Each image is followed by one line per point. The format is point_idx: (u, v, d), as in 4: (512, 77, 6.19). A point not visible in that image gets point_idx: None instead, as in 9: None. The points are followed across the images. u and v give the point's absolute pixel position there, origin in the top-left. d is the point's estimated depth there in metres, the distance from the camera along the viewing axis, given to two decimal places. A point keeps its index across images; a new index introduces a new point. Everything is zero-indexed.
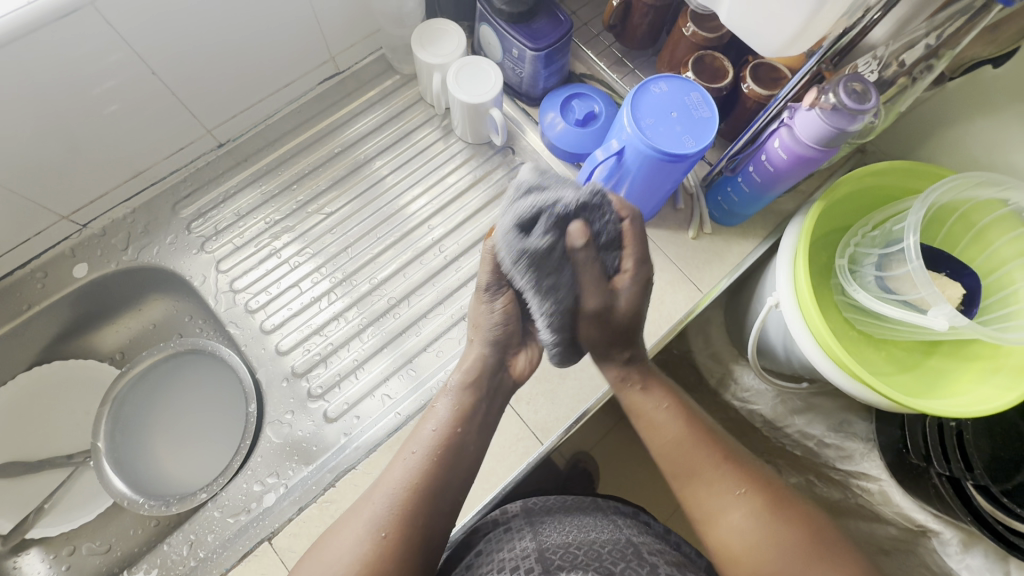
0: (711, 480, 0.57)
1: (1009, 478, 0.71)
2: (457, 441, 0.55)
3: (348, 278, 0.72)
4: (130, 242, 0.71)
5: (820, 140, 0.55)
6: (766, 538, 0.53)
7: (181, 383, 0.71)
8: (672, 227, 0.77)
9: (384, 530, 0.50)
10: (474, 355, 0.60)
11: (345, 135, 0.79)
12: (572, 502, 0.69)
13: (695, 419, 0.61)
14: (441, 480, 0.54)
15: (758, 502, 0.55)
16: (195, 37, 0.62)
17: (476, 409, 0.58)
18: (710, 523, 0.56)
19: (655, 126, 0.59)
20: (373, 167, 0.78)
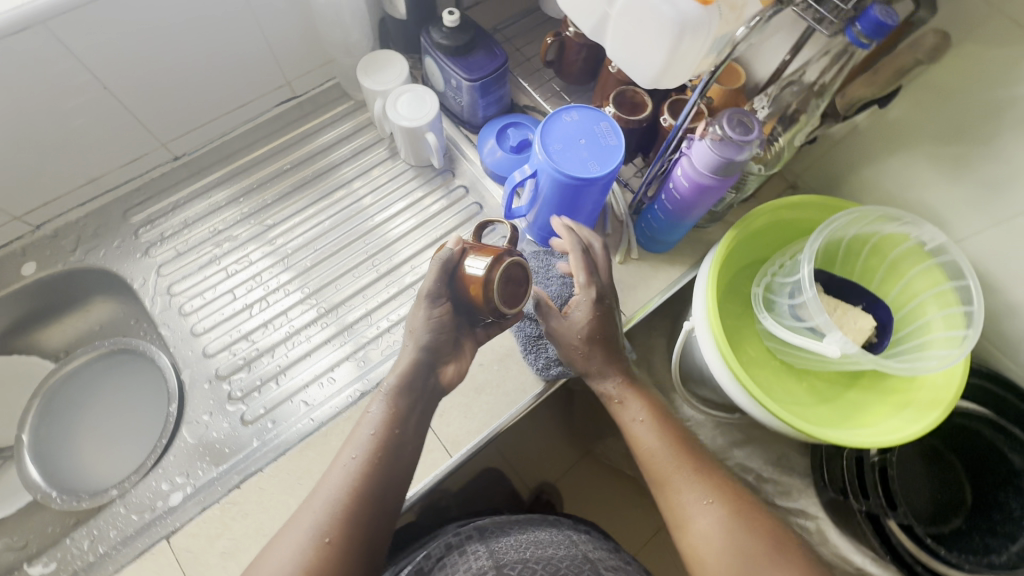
0: (682, 488, 0.59)
1: (944, 522, 0.72)
2: (388, 446, 0.55)
3: (282, 287, 0.75)
4: (79, 244, 0.75)
5: (714, 170, 0.58)
6: (731, 546, 0.55)
7: (107, 382, 0.73)
8: (602, 251, 0.79)
9: (328, 537, 0.51)
10: (406, 359, 0.59)
11: (313, 145, 0.85)
12: (524, 521, 0.69)
13: (673, 430, 0.62)
14: (386, 479, 0.54)
15: (728, 511, 0.57)
16: (148, 58, 0.67)
17: (407, 411, 0.57)
18: (682, 530, 0.58)
19: (563, 151, 0.62)
20: (339, 173, 0.84)
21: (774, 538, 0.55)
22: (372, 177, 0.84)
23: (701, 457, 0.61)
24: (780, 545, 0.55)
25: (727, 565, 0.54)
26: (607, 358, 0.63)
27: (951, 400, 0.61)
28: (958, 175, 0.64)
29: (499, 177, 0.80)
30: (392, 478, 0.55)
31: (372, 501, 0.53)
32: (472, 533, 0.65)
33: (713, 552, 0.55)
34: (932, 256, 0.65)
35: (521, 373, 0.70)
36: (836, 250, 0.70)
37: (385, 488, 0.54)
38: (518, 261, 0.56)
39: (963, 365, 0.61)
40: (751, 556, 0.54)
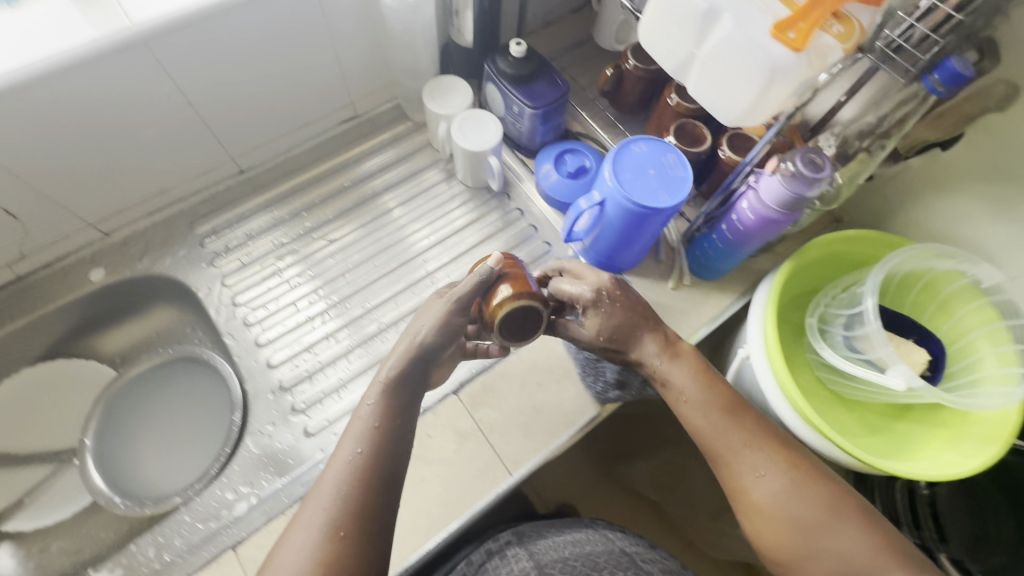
0: (737, 462, 0.58)
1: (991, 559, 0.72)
2: (378, 451, 0.52)
3: (342, 301, 0.77)
4: (146, 252, 0.77)
5: (782, 204, 0.60)
6: (791, 515, 0.56)
7: (168, 391, 0.75)
8: (654, 277, 0.81)
9: (342, 531, 0.48)
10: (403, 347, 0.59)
11: (357, 171, 0.87)
12: (559, 523, 0.69)
13: (722, 401, 0.60)
14: (387, 475, 0.51)
15: (785, 483, 0.57)
16: (232, 78, 0.70)
17: (398, 407, 0.55)
18: (741, 499, 0.59)
19: (633, 180, 0.64)
20: (381, 201, 0.85)
21: (833, 505, 0.56)
22: (401, 195, 0.86)
23: (753, 425, 0.60)
24: (838, 511, 0.55)
25: (789, 533, 0.56)
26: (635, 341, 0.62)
27: (1010, 435, 0.62)
28: (1013, 218, 0.66)
29: (555, 201, 0.83)
30: (384, 480, 0.51)
31: (373, 504, 0.50)
32: (512, 538, 0.67)
33: (773, 522, 0.56)
34: (987, 295, 0.67)
35: (577, 395, 0.72)
36: (889, 284, 0.72)
37: (386, 496, 0.51)
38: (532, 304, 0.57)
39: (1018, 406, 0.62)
40: (814, 524, 0.55)
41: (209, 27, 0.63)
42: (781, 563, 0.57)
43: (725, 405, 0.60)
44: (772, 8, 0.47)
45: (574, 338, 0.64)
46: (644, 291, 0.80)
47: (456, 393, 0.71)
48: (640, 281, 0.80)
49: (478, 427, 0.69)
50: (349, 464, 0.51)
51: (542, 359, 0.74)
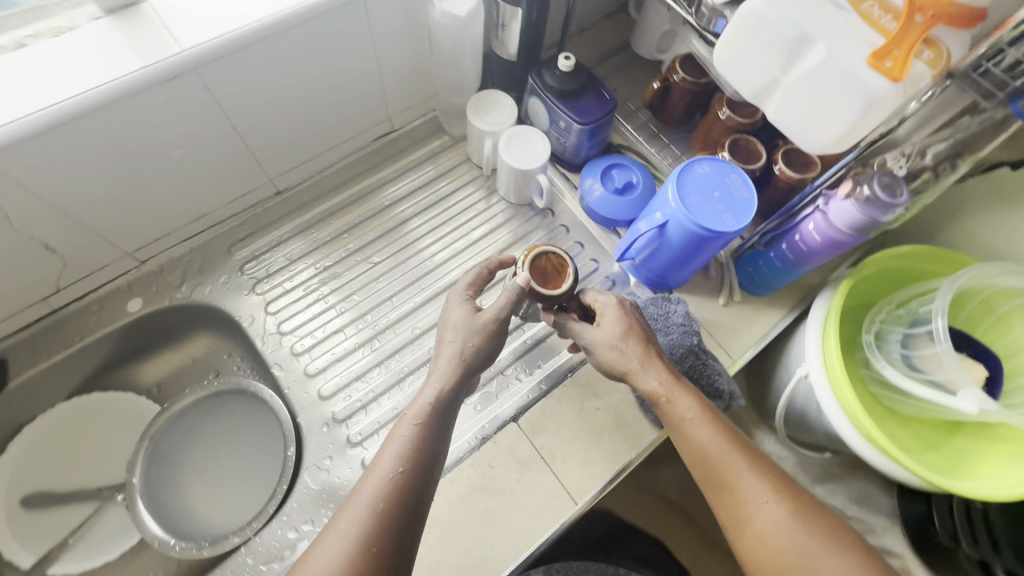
0: (740, 488, 0.59)
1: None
2: (408, 481, 0.51)
3: (390, 327, 0.75)
4: (185, 280, 0.74)
5: (853, 227, 0.59)
6: (793, 544, 0.56)
7: (214, 423, 0.71)
8: (704, 293, 0.80)
9: (373, 548, 0.48)
10: (447, 361, 0.58)
11: (375, 202, 0.83)
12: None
13: (725, 429, 0.62)
14: (411, 502, 0.51)
15: (787, 511, 0.57)
16: (276, 101, 0.67)
17: (423, 445, 0.53)
18: (742, 527, 0.58)
19: (698, 203, 0.63)
20: (408, 230, 0.82)
21: (833, 533, 0.56)
22: (429, 217, 0.83)
23: (753, 452, 0.61)
24: (836, 537, 0.56)
25: (790, 564, 0.55)
26: (647, 357, 0.63)
27: None
28: None
29: (601, 216, 0.81)
30: (408, 512, 0.51)
31: (394, 530, 0.49)
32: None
33: (775, 552, 0.56)
34: None
35: (636, 418, 0.71)
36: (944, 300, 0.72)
37: (410, 529, 0.50)
38: (550, 248, 0.68)
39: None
40: (812, 550, 0.55)
41: (257, 52, 0.60)
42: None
43: (728, 432, 0.61)
44: (872, 36, 0.46)
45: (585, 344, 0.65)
46: (695, 308, 0.79)
47: (515, 420, 0.70)
48: (690, 298, 0.79)
49: (539, 455, 0.68)
50: (378, 487, 0.51)
51: (599, 382, 0.72)
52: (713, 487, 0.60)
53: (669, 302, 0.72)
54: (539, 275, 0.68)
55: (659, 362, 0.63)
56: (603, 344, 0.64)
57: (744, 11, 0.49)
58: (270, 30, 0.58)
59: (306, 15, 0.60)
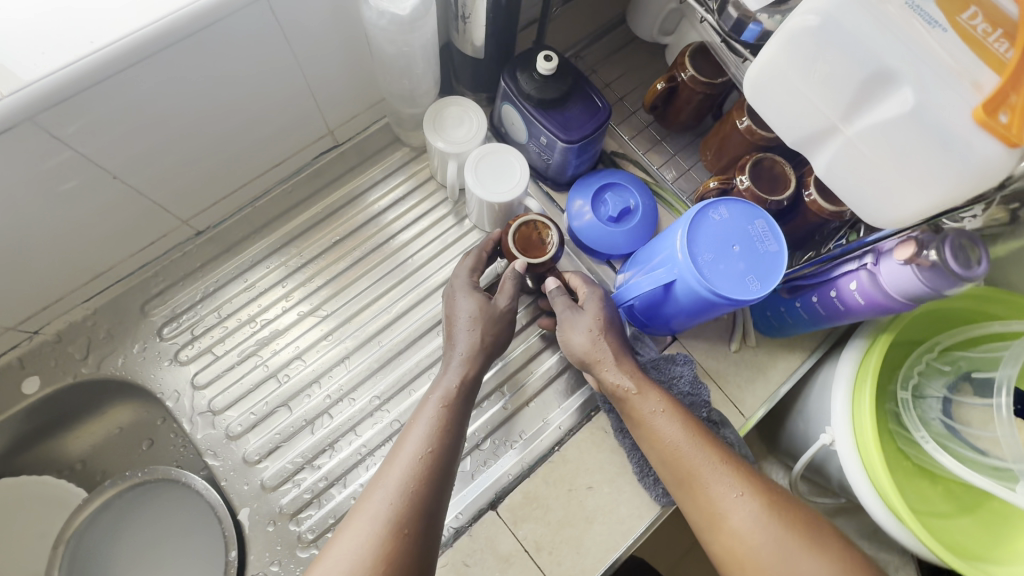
0: (710, 482, 0.50)
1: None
2: (437, 464, 0.48)
3: (347, 393, 0.63)
4: (90, 350, 0.61)
5: (908, 294, 0.47)
6: (768, 541, 0.47)
7: (151, 509, 0.61)
8: (713, 337, 0.68)
9: (407, 528, 0.44)
10: (468, 339, 0.57)
11: (347, 219, 0.69)
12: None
13: (696, 423, 0.54)
14: (436, 490, 0.47)
15: (762, 505, 0.49)
16: (169, 134, 0.52)
17: (450, 428, 0.51)
18: (714, 528, 0.50)
19: (714, 263, 0.50)
20: (399, 245, 0.69)
21: (816, 533, 0.48)
22: (423, 230, 0.70)
23: (724, 445, 0.53)
24: (818, 535, 0.47)
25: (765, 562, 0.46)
26: (618, 348, 0.57)
27: None
28: None
29: (592, 249, 0.68)
30: (438, 485, 0.47)
31: (424, 512, 0.45)
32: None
33: (750, 550, 0.47)
34: None
35: (635, 497, 0.61)
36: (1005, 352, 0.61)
37: (433, 514, 0.46)
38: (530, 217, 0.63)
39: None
40: (793, 546, 0.46)
41: (129, 82, 0.45)
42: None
43: (698, 424, 0.53)
44: (977, 71, 0.31)
45: (568, 334, 0.59)
46: (703, 356, 0.67)
47: (493, 506, 0.60)
48: (697, 344, 0.68)
49: (523, 548, 0.58)
50: (410, 468, 0.47)
51: (591, 455, 0.62)
52: (683, 487, 0.51)
53: (674, 363, 0.62)
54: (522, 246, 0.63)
55: (627, 357, 0.57)
56: (579, 326, 0.58)
57: (791, 25, 0.36)
58: (134, 57, 0.43)
59: (184, 31, 0.44)
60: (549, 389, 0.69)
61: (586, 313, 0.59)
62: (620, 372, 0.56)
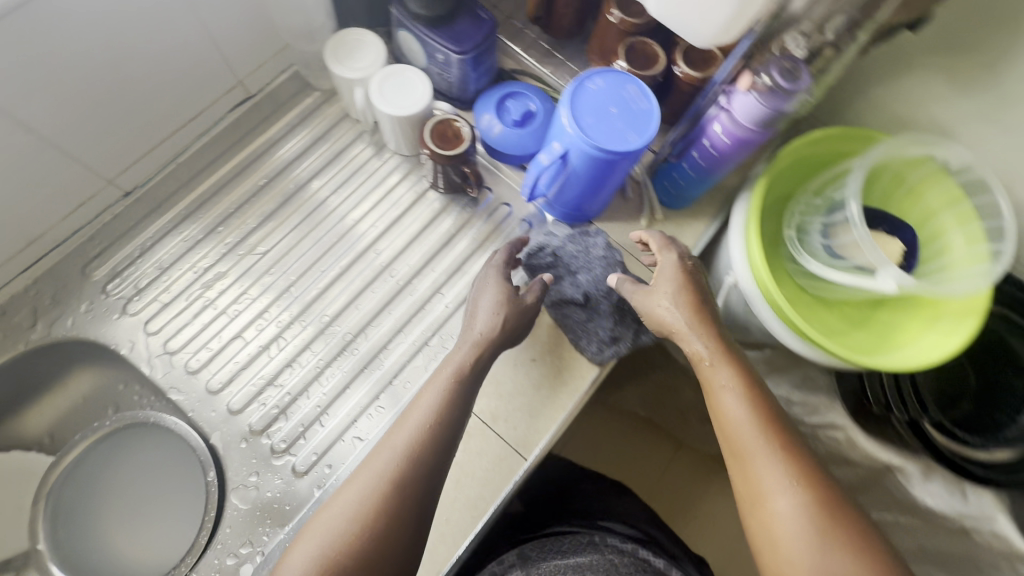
0: (764, 465, 0.54)
1: (960, 407, 0.81)
2: (441, 432, 0.53)
3: (298, 317, 0.68)
4: (38, 316, 0.63)
5: (758, 121, 0.55)
6: (808, 532, 0.50)
7: (125, 456, 0.65)
8: (624, 217, 0.75)
9: (406, 488, 0.50)
10: (490, 320, 0.61)
11: (272, 162, 0.73)
12: (568, 543, 0.69)
13: (772, 410, 0.58)
14: (435, 461, 0.52)
15: (809, 496, 0.51)
16: (73, 83, 0.56)
17: (460, 401, 0.56)
18: (757, 505, 0.54)
19: (596, 124, 0.57)
20: (311, 190, 0.73)
21: (858, 534, 0.50)
22: (329, 176, 0.74)
23: (791, 441, 0.56)
24: (859, 538, 0.49)
25: (801, 546, 0.50)
26: (699, 317, 0.61)
27: (984, 307, 0.64)
28: (975, 94, 0.65)
29: (506, 155, 0.73)
30: (435, 454, 0.53)
31: (427, 479, 0.52)
32: (514, 560, 0.70)
33: (785, 533, 0.51)
34: (955, 176, 0.66)
35: (576, 361, 0.68)
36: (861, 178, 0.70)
37: (430, 482, 0.52)
38: (442, 114, 0.67)
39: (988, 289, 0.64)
40: (831, 545, 0.49)
41: (27, 24, 0.49)
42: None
43: (767, 413, 0.57)
44: None
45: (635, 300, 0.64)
46: (619, 235, 0.75)
47: None
48: (611, 224, 0.75)
49: (481, 421, 0.64)
50: (414, 435, 0.53)
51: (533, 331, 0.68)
52: (737, 458, 0.56)
53: (588, 236, 0.71)
54: (438, 141, 0.66)
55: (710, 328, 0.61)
56: (651, 303, 0.63)
57: None
58: None
59: None
60: None
61: (660, 283, 0.63)
62: (700, 338, 0.60)
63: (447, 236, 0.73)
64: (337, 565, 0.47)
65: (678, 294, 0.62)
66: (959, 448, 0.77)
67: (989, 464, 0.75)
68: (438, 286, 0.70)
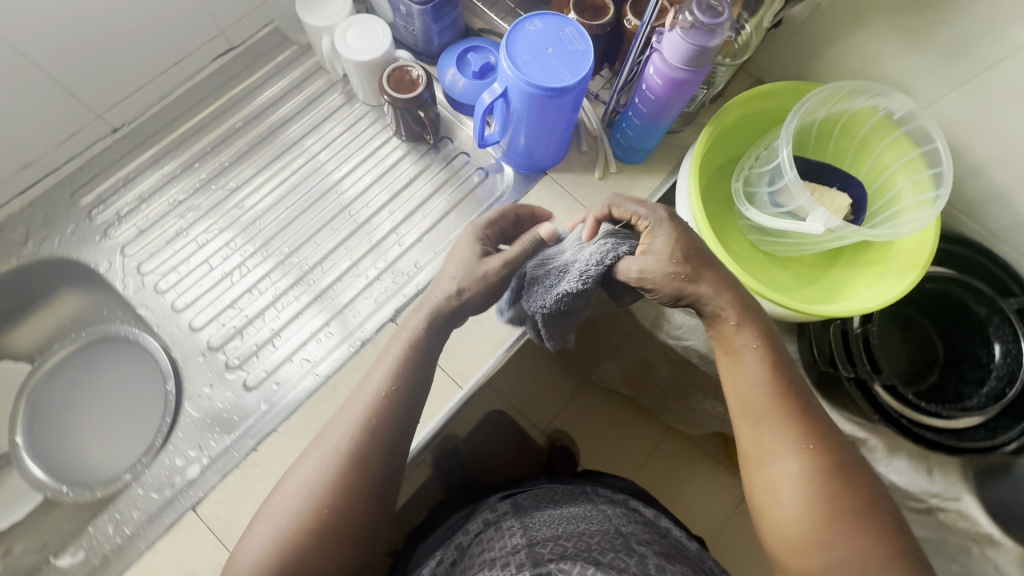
0: (775, 427, 0.51)
1: (923, 380, 0.81)
2: (398, 395, 0.54)
3: (264, 246, 0.72)
4: (29, 235, 0.70)
5: (687, 60, 0.57)
6: (815, 500, 0.48)
7: (95, 371, 0.74)
8: (578, 169, 0.77)
9: (367, 450, 0.52)
10: (449, 291, 0.59)
11: (250, 107, 0.78)
12: (561, 494, 0.70)
13: (787, 369, 0.53)
14: (396, 419, 0.53)
15: (820, 465, 0.49)
16: (63, 17, 0.62)
17: (416, 366, 0.56)
18: (763, 464, 0.51)
19: (531, 63, 0.60)
20: (287, 132, 0.78)
21: (864, 501, 0.48)
22: (305, 119, 0.79)
23: (804, 404, 0.52)
24: (865, 505, 0.48)
25: (806, 516, 0.48)
26: (711, 279, 0.53)
27: (928, 261, 0.65)
28: (927, 45, 0.66)
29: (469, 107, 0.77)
30: (398, 418, 0.53)
31: (387, 449, 0.53)
32: (509, 508, 0.67)
33: (791, 501, 0.49)
34: (899, 127, 0.66)
35: None
36: (808, 133, 0.71)
37: (394, 440, 0.53)
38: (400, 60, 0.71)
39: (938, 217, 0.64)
40: (837, 510, 0.47)
41: None
42: (779, 548, 0.49)
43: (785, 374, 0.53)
44: None
45: (646, 273, 0.53)
46: (573, 186, 0.77)
47: (393, 319, 0.67)
48: (566, 176, 0.77)
49: None
50: (371, 401, 0.54)
51: None
52: (747, 420, 0.52)
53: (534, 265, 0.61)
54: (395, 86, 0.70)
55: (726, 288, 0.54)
56: (655, 271, 0.53)
57: None
58: None
59: None
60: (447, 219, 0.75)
61: (659, 249, 0.53)
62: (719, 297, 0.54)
63: (407, 180, 0.77)
64: (299, 542, 0.49)
65: (688, 246, 0.54)
66: (942, 421, 0.73)
67: (941, 428, 0.73)
68: (395, 226, 0.74)
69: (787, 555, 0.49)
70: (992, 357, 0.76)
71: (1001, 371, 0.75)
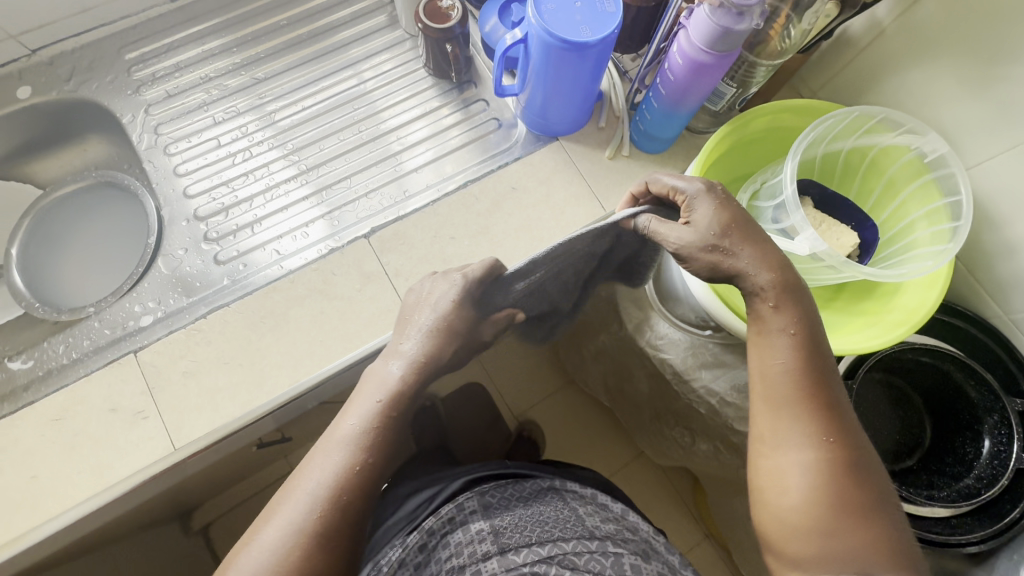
0: (795, 416, 0.46)
1: (899, 461, 0.74)
2: (371, 470, 0.46)
3: (282, 135, 0.76)
4: (73, 75, 0.76)
5: (712, 41, 0.55)
6: (824, 492, 0.44)
7: (100, 212, 0.81)
8: (592, 144, 0.74)
9: (332, 539, 0.44)
10: (426, 348, 0.48)
11: (299, 9, 0.82)
12: (528, 488, 0.62)
13: (823, 356, 0.48)
14: (364, 491, 0.46)
15: (837, 458, 0.45)
16: None
17: (385, 440, 0.46)
18: (771, 449, 0.47)
19: (556, 12, 0.58)
20: (336, 36, 0.81)
21: (875, 502, 0.44)
22: (356, 28, 0.82)
23: (832, 397, 0.47)
24: (873, 507, 0.44)
25: (816, 507, 0.44)
26: (757, 248, 0.48)
27: (922, 319, 0.60)
28: (982, 92, 0.60)
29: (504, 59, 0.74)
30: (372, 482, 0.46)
31: (351, 534, 0.45)
32: (477, 507, 0.59)
33: (799, 490, 0.45)
34: (931, 172, 0.61)
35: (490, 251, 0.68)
36: (833, 162, 0.68)
37: (360, 515, 0.45)
38: None
39: (944, 276, 0.59)
40: (846, 508, 0.44)
41: None
42: (774, 533, 0.46)
43: (818, 364, 0.47)
44: None
45: (688, 239, 0.48)
46: (580, 158, 0.74)
47: (366, 236, 0.68)
48: (576, 147, 0.74)
49: (384, 272, 0.66)
50: (335, 483, 0.45)
51: (457, 211, 0.69)
52: (767, 404, 0.47)
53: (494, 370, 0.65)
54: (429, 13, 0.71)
55: (773, 255, 0.48)
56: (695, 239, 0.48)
57: None
58: None
59: None
60: (462, 151, 0.76)
61: (702, 217, 0.48)
62: (770, 270, 0.47)
63: (422, 108, 0.78)
64: None
65: (733, 218, 0.48)
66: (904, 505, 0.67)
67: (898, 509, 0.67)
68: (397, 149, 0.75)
69: (782, 541, 0.45)
70: (978, 453, 0.68)
71: (983, 471, 0.67)
